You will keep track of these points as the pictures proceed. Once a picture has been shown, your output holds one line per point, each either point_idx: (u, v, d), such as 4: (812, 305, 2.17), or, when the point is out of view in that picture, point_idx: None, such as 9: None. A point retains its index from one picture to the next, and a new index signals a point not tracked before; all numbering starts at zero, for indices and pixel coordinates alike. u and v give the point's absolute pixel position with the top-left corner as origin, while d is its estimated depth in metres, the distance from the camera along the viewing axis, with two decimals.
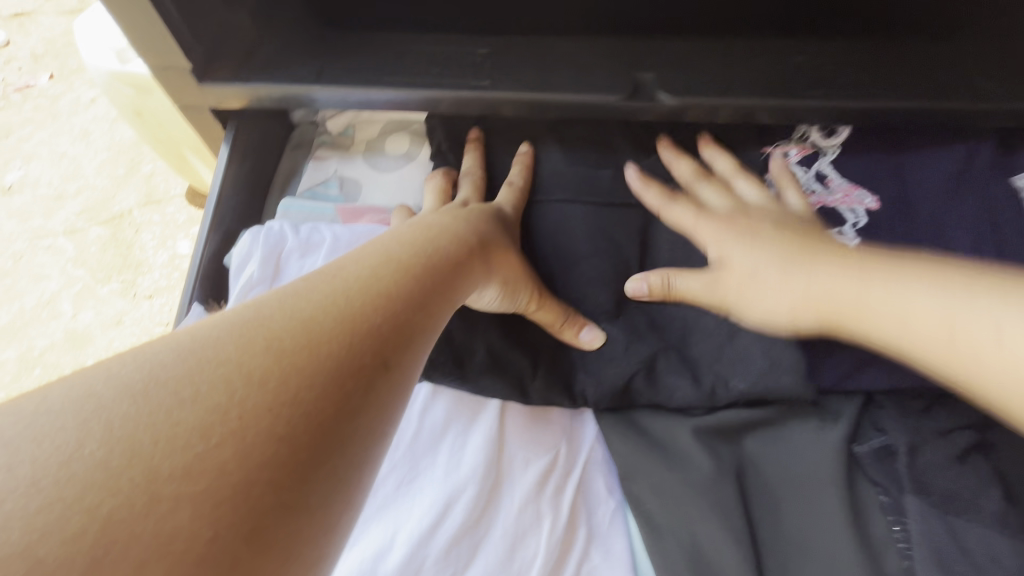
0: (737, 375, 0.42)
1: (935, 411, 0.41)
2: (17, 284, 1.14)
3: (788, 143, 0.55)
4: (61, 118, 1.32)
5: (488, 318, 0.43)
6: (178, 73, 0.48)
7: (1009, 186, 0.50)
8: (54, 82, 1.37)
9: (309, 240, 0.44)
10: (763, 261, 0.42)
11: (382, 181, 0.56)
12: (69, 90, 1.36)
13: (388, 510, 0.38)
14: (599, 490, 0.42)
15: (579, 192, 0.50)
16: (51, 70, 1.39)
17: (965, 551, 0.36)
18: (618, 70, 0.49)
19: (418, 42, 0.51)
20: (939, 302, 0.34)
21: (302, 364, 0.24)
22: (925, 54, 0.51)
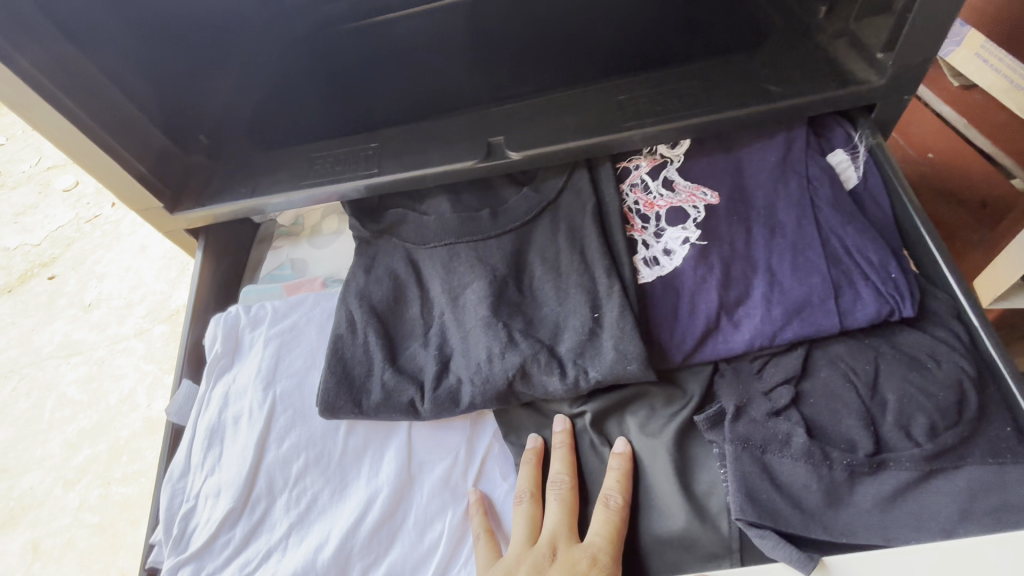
0: (594, 365, 0.49)
1: (765, 370, 0.49)
2: (101, 385, 1.36)
3: (641, 158, 0.63)
4: (123, 238, 1.60)
5: (385, 355, 0.54)
6: (157, 211, 0.64)
7: (824, 162, 0.57)
8: (115, 209, 1.67)
9: (256, 316, 0.59)
10: (605, 277, 0.53)
11: (323, 257, 0.70)
12: (127, 213, 1.65)
13: (327, 514, 0.50)
14: (496, 477, 0.52)
15: (462, 233, 0.60)
16: (113, 200, 1.69)
17: (776, 485, 0.42)
18: (476, 136, 0.62)
19: (326, 149, 0.66)
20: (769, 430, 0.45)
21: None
22: (731, 69, 0.60)
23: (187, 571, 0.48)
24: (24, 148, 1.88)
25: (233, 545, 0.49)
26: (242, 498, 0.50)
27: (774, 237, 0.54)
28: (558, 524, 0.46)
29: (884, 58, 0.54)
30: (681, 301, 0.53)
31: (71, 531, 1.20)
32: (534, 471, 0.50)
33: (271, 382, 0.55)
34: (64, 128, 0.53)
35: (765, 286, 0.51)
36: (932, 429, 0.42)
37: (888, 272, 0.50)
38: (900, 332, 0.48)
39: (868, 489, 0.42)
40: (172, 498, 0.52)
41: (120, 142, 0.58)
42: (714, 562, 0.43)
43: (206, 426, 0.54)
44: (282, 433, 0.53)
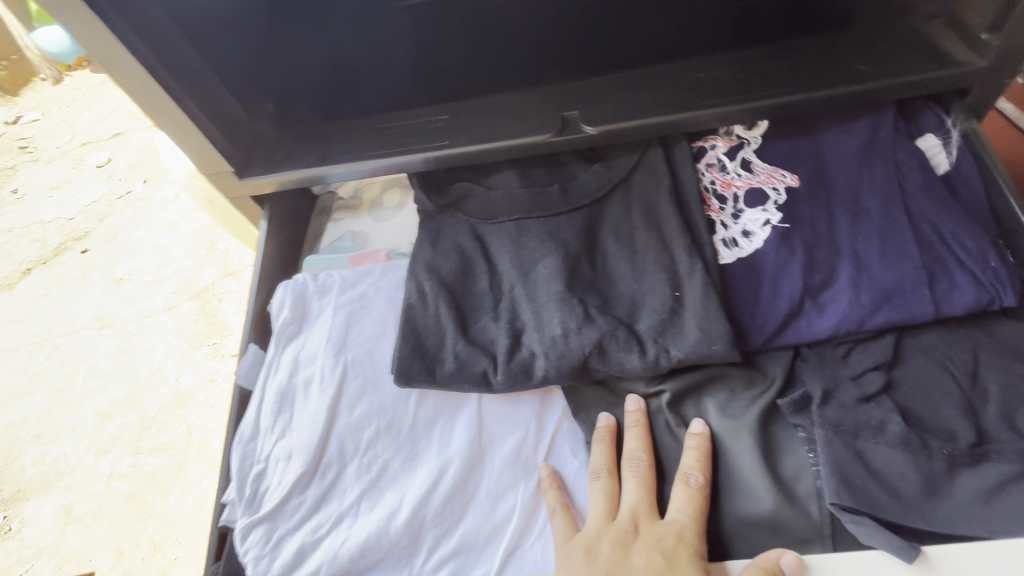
0: (676, 344, 0.48)
1: (853, 355, 0.48)
2: (131, 358, 1.38)
3: (716, 138, 0.61)
4: (155, 215, 1.62)
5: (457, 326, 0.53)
6: (225, 176, 0.64)
7: (914, 147, 0.55)
8: (147, 185, 1.69)
9: (324, 284, 0.59)
10: (686, 255, 0.52)
11: (383, 229, 0.70)
12: (158, 191, 1.67)
13: (399, 482, 0.50)
14: (566, 453, 0.52)
15: (532, 208, 0.59)
16: (145, 176, 1.71)
17: (870, 471, 0.41)
18: (549, 111, 0.61)
19: (393, 120, 0.66)
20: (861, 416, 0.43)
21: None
22: (816, 48, 0.58)
23: (259, 531, 0.49)
24: (60, 124, 1.91)
25: (305, 508, 0.49)
26: (314, 462, 0.50)
27: (860, 222, 0.52)
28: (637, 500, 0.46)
29: (987, 38, 0.52)
30: (763, 283, 0.51)
31: (102, 498, 1.22)
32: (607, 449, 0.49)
33: (341, 349, 0.55)
34: (146, 86, 0.54)
35: (853, 270, 0.50)
36: None
37: (986, 261, 0.48)
38: (998, 324, 0.47)
39: (967, 481, 0.40)
40: (242, 460, 0.52)
41: (195, 103, 0.58)
42: (803, 546, 0.42)
43: (275, 390, 0.54)
44: (353, 400, 0.52)
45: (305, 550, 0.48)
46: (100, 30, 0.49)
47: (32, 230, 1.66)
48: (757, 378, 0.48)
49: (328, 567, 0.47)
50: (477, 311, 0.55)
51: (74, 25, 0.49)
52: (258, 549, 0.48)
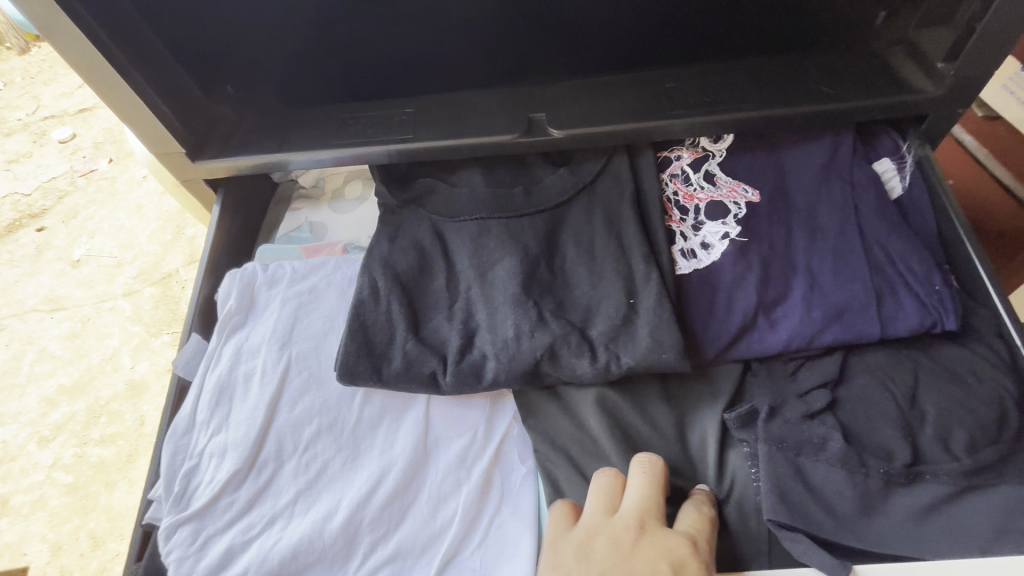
0: (627, 351, 0.47)
1: (800, 371, 0.48)
2: (84, 342, 1.32)
3: (682, 148, 0.61)
4: (119, 195, 1.56)
5: (409, 324, 0.52)
6: (177, 157, 0.61)
7: (871, 170, 0.56)
8: (113, 164, 1.62)
9: (274, 274, 0.57)
10: (643, 264, 0.51)
11: (343, 222, 0.68)
12: (125, 171, 1.61)
13: (337, 482, 0.48)
14: (513, 459, 0.51)
15: (494, 208, 0.58)
16: (110, 155, 1.65)
17: (809, 488, 0.41)
18: (516, 112, 0.60)
19: (358, 111, 0.64)
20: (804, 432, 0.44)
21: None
22: (782, 67, 0.59)
23: (185, 531, 0.46)
24: (22, 95, 1.82)
25: (236, 507, 0.47)
26: (249, 459, 0.48)
27: (815, 240, 0.53)
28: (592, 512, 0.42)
29: (943, 68, 0.53)
30: (718, 296, 0.51)
31: (42, 489, 1.16)
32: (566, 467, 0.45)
33: (287, 343, 0.53)
34: (91, 58, 0.51)
35: (805, 287, 0.50)
36: (972, 444, 0.42)
37: (931, 285, 0.49)
38: (940, 346, 0.47)
39: (901, 500, 0.41)
40: (174, 455, 0.49)
41: (145, 79, 0.56)
42: (739, 561, 0.42)
43: (214, 382, 0.52)
44: (296, 396, 0.51)
45: (233, 552, 0.45)
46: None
47: None
48: (705, 390, 0.49)
49: (255, 570, 0.44)
50: (431, 310, 0.54)
51: None
52: (182, 551, 0.45)
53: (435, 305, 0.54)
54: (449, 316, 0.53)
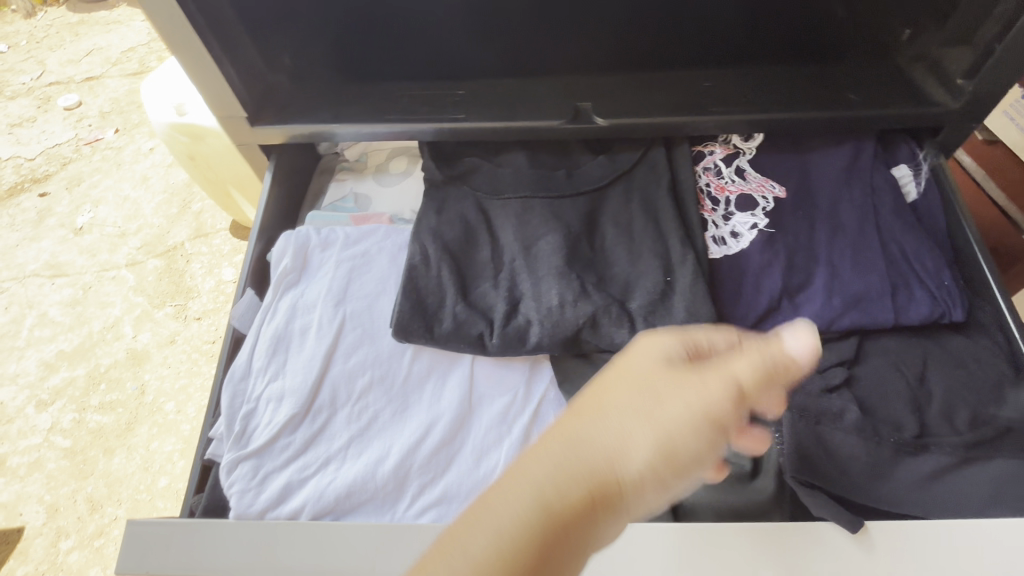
0: (664, 323, 0.52)
1: (821, 351, 0.52)
2: (86, 310, 1.33)
3: (715, 144, 0.66)
4: (125, 166, 1.56)
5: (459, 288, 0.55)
6: (237, 121, 0.64)
7: (889, 174, 0.61)
8: (119, 135, 1.62)
9: (328, 238, 0.60)
10: (679, 246, 0.55)
11: (387, 195, 0.71)
12: (131, 142, 1.61)
13: (388, 429, 0.52)
14: (550, 419, 0.54)
15: (538, 188, 0.62)
16: (117, 126, 1.64)
17: (829, 453, 0.45)
18: (561, 101, 0.64)
19: (410, 89, 0.67)
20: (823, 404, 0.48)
21: (531, 533, 0.31)
22: (812, 74, 0.63)
23: (246, 466, 0.50)
24: (27, 61, 1.82)
25: (293, 448, 0.50)
26: (306, 404, 0.51)
27: (837, 235, 0.58)
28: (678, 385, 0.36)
29: (962, 84, 0.58)
30: (747, 280, 0.55)
31: (40, 451, 1.17)
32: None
33: (342, 300, 0.56)
34: (174, 18, 0.54)
35: (827, 276, 0.55)
36: (973, 421, 0.47)
37: (941, 280, 0.54)
38: (948, 336, 0.52)
39: (911, 467, 0.45)
40: (233, 397, 0.53)
41: (218, 44, 0.59)
42: (763, 517, 0.45)
43: (271, 333, 0.55)
44: (349, 350, 0.54)
45: (291, 489, 0.49)
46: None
47: None
48: None
49: (313, 506, 0.48)
50: (478, 278, 0.57)
51: None
52: (243, 483, 0.49)
53: (481, 274, 0.58)
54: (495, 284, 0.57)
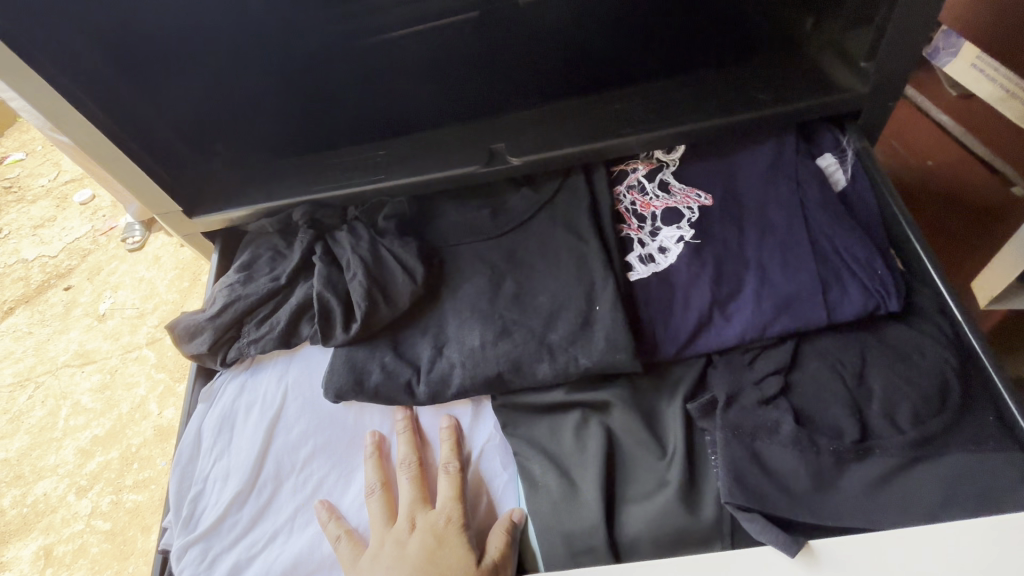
0: (585, 354, 0.51)
1: (757, 361, 0.51)
2: (115, 393, 1.43)
3: (638, 162, 0.65)
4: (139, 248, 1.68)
5: (385, 340, 0.57)
6: (176, 215, 0.67)
7: (814, 165, 0.59)
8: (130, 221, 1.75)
9: (261, 333, 0.59)
10: (612, 283, 0.54)
11: (313, 354, 0.59)
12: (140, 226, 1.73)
13: (332, 497, 0.52)
14: (496, 466, 0.54)
15: (464, 235, 0.63)
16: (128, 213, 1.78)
17: (765, 470, 0.44)
18: (479, 145, 0.65)
19: (340, 156, 0.69)
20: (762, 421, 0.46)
21: None
22: (717, 81, 0.63)
23: (195, 550, 0.50)
24: (43, 163, 2.00)
25: (239, 526, 0.51)
26: (250, 480, 0.52)
27: (765, 236, 0.56)
28: (402, 522, 0.49)
29: (867, 66, 0.58)
30: (675, 297, 0.55)
31: (83, 537, 1.25)
32: (415, 487, 0.51)
33: (284, 371, 0.58)
34: (82, 128, 0.57)
35: (757, 281, 0.53)
36: (916, 417, 0.44)
37: (874, 269, 0.52)
38: (888, 326, 0.50)
39: (853, 476, 0.44)
40: (181, 481, 0.54)
41: (137, 144, 0.61)
42: (706, 545, 0.44)
43: (218, 413, 0.56)
44: (292, 420, 0.55)
45: (239, 568, 0.49)
46: (31, 78, 0.53)
47: (16, 269, 1.72)
48: (651, 381, 0.53)
49: None
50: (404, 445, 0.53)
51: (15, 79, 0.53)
52: (193, 568, 0.49)
53: (384, 312, 0.57)
54: (412, 315, 0.59)
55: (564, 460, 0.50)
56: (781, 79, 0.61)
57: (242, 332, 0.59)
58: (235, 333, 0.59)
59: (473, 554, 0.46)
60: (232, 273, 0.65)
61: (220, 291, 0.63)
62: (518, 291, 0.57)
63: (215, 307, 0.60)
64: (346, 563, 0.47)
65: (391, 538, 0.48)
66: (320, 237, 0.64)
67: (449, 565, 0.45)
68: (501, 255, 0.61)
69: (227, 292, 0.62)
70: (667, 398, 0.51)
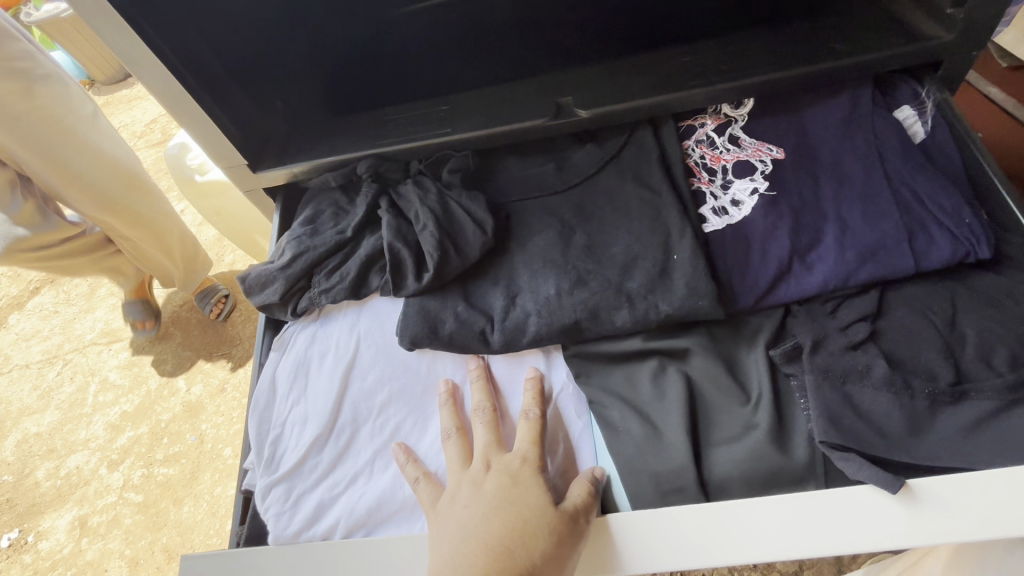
0: (665, 301, 0.51)
1: (840, 309, 0.50)
2: (142, 370, 1.45)
3: (705, 117, 0.64)
4: None
5: (457, 290, 0.57)
6: (239, 169, 0.67)
7: (892, 117, 0.58)
8: None
9: (331, 283, 0.59)
10: (690, 232, 0.53)
11: (382, 305, 0.59)
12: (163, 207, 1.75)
13: (410, 441, 0.52)
14: (571, 413, 0.54)
15: (530, 191, 0.63)
16: None
17: (859, 412, 0.44)
18: (542, 100, 0.65)
19: (398, 113, 0.69)
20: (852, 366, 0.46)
21: None
22: (791, 32, 0.62)
23: (279, 490, 0.50)
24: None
25: (321, 468, 0.51)
26: (329, 424, 0.53)
27: (843, 187, 0.55)
28: (477, 463, 0.48)
29: (953, 13, 0.56)
30: (752, 247, 0.54)
31: (116, 509, 1.27)
32: (490, 433, 0.50)
33: (355, 321, 0.58)
34: (158, 74, 0.57)
35: (838, 231, 0.53)
36: (1014, 360, 0.44)
37: (961, 218, 0.51)
38: (975, 275, 0.49)
39: (950, 418, 0.43)
40: (259, 425, 0.54)
41: (207, 93, 0.60)
42: (798, 485, 0.44)
43: (292, 360, 0.57)
44: (366, 367, 0.55)
45: (323, 507, 0.49)
46: (112, 19, 0.52)
47: None
48: (729, 331, 0.52)
49: (345, 521, 0.48)
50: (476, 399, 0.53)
51: (97, 23, 0.53)
52: (278, 507, 0.50)
53: (455, 264, 0.57)
54: (481, 267, 0.59)
55: (643, 407, 0.50)
56: (859, 29, 0.59)
57: (311, 282, 0.59)
58: (305, 283, 0.60)
59: (549, 495, 0.45)
60: (297, 227, 0.65)
61: (286, 242, 0.63)
62: (590, 243, 0.57)
63: (284, 257, 0.60)
64: (426, 504, 0.47)
65: (466, 479, 0.47)
66: (385, 192, 0.64)
67: (524, 505, 0.44)
68: (569, 208, 0.60)
69: (295, 244, 0.62)
70: (747, 346, 0.51)
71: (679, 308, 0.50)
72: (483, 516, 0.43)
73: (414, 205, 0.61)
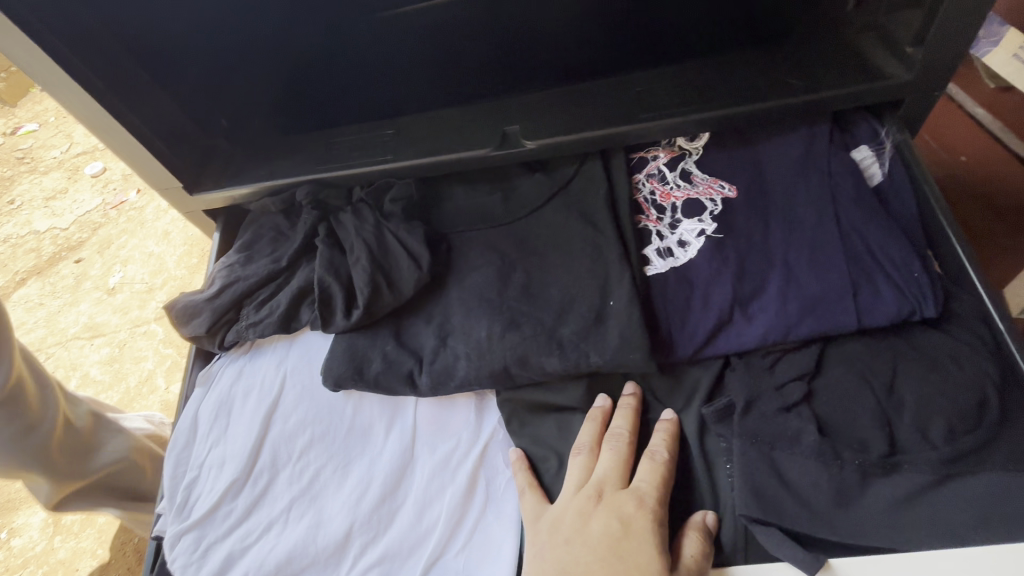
0: (596, 351, 0.49)
1: (779, 364, 0.48)
2: (123, 366, 1.43)
3: (659, 149, 0.62)
4: (148, 224, 1.67)
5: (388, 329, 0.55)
6: (178, 191, 0.65)
7: (849, 158, 0.56)
8: (141, 196, 1.74)
9: (260, 316, 0.57)
10: (628, 277, 0.51)
11: (312, 340, 0.57)
12: (151, 200, 1.72)
13: (328, 489, 0.50)
14: (499, 462, 0.52)
15: (473, 222, 0.60)
16: (138, 187, 1.77)
17: (785, 481, 0.42)
18: (492, 126, 0.62)
19: (345, 134, 0.66)
20: (782, 429, 0.44)
21: None
22: (748, 65, 0.59)
23: (189, 538, 0.49)
24: (56, 134, 1.99)
25: (234, 516, 0.49)
26: (245, 469, 0.51)
27: (793, 231, 0.53)
28: (591, 491, 0.45)
29: (912, 51, 0.53)
30: (694, 295, 0.51)
31: None
32: (619, 464, 0.46)
33: (283, 357, 0.56)
34: (78, 99, 0.54)
35: (782, 280, 0.50)
36: (951, 433, 0.42)
37: (910, 271, 0.48)
38: (921, 333, 0.47)
39: (879, 492, 0.41)
40: (176, 467, 0.52)
41: (135, 116, 0.58)
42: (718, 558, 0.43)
43: (214, 398, 0.55)
44: (289, 408, 0.53)
45: (233, 558, 0.48)
46: (22, 43, 0.50)
47: (28, 240, 1.71)
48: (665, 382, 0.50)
49: (253, 575, 0.47)
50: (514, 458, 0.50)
51: (8, 44, 0.50)
52: (186, 557, 0.48)
53: (388, 300, 0.55)
54: (416, 304, 0.56)
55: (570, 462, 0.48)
56: (817, 64, 0.56)
57: (241, 314, 0.57)
58: (234, 315, 0.58)
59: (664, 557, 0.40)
60: (232, 253, 0.63)
61: (220, 270, 0.61)
62: (527, 282, 0.55)
63: (214, 288, 0.58)
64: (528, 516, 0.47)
65: (576, 508, 0.44)
66: (323, 218, 0.62)
67: (641, 554, 0.40)
68: (511, 243, 0.58)
69: (227, 273, 0.60)
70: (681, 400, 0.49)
71: (610, 359, 0.48)
72: (584, 565, 0.41)
73: (350, 235, 0.59)
